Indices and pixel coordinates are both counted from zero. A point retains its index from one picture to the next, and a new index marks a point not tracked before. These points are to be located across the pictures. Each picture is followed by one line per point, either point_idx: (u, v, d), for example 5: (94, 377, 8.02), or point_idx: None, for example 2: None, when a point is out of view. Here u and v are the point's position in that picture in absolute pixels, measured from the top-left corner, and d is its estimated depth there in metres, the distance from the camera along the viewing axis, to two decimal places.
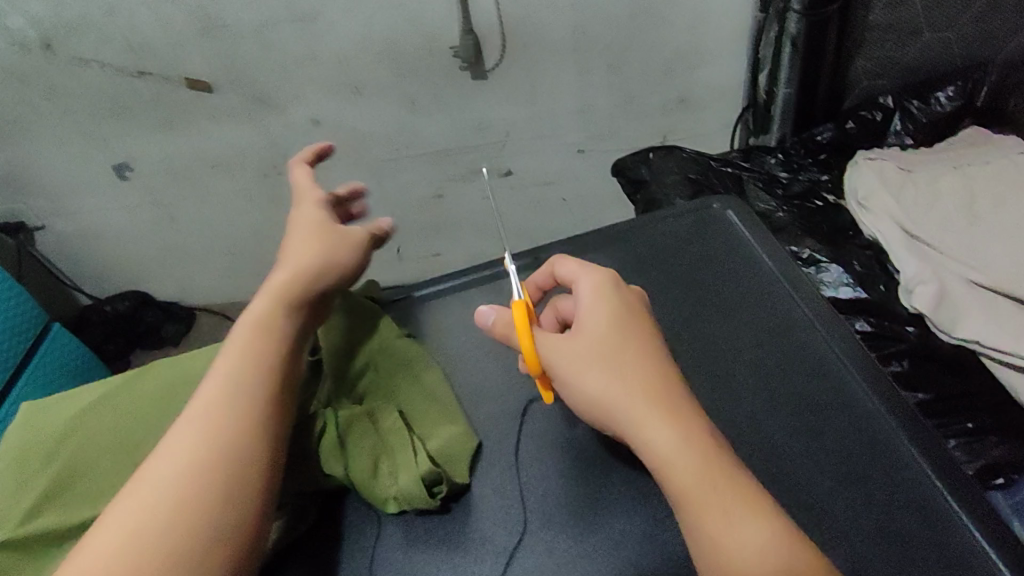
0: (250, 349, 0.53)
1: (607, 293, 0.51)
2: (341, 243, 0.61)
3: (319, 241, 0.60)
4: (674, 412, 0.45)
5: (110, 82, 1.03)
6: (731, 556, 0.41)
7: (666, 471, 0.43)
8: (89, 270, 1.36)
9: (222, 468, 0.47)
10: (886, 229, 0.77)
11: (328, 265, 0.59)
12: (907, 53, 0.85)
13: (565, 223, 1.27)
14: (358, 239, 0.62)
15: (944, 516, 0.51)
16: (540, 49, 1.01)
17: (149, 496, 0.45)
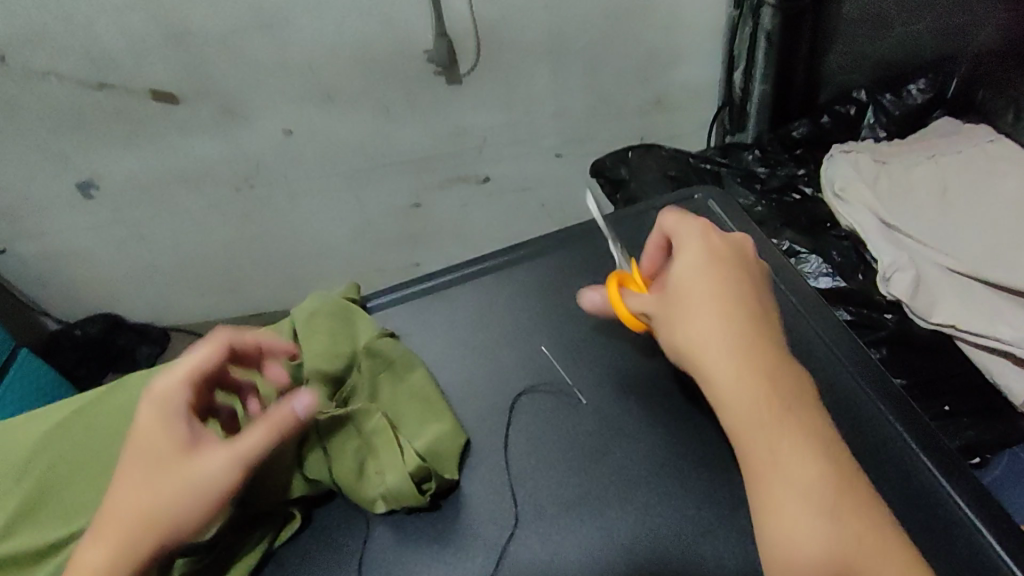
0: (159, 416, 0.47)
1: (712, 239, 0.50)
2: (189, 484, 0.45)
3: (162, 481, 0.45)
4: (756, 351, 0.44)
5: (71, 96, 0.99)
6: (783, 499, 0.40)
7: (729, 407, 0.42)
8: (54, 293, 1.31)
9: (188, 486, 0.45)
10: (863, 219, 0.77)
11: (162, 515, 0.45)
12: (879, 47, 0.86)
13: (545, 227, 1.27)
14: (212, 476, 0.45)
15: (927, 489, 0.52)
16: (512, 53, 1.00)
17: (119, 524, 0.44)
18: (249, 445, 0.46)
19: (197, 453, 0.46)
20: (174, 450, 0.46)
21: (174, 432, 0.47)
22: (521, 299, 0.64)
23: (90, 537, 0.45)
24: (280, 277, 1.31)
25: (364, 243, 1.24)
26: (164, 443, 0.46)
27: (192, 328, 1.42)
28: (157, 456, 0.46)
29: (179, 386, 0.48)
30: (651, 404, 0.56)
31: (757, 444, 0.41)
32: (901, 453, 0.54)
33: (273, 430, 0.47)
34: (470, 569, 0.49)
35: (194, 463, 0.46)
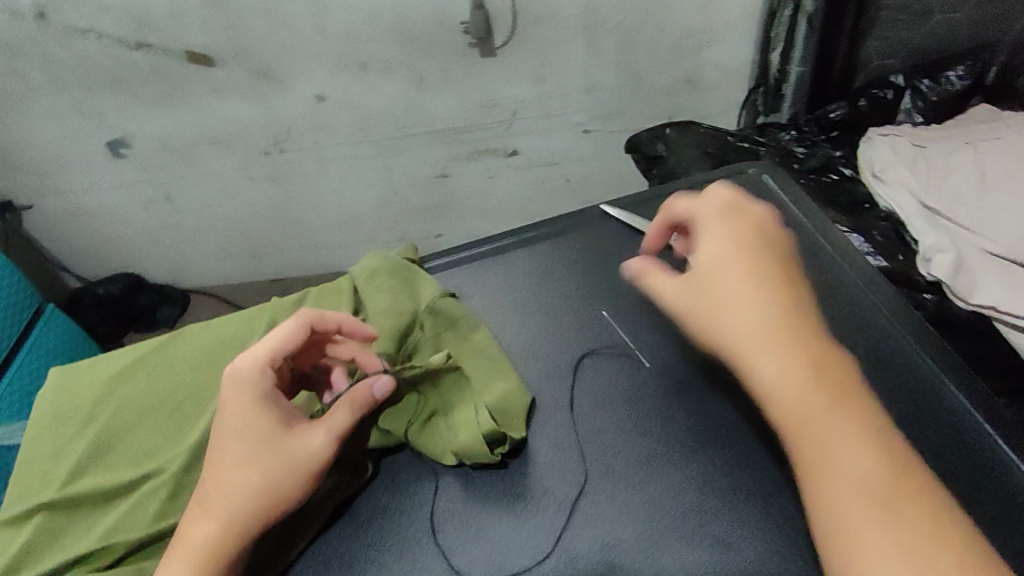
0: (246, 401, 0.49)
1: (737, 222, 0.50)
2: (288, 462, 0.48)
3: (262, 461, 0.48)
4: (804, 349, 0.43)
5: (107, 54, 0.98)
6: (844, 480, 0.39)
7: (775, 398, 0.42)
8: (83, 249, 1.33)
9: (291, 463, 0.48)
10: (903, 201, 0.80)
11: (267, 491, 0.48)
12: (917, 34, 0.87)
13: (570, 204, 1.24)
14: (309, 454, 0.49)
15: (991, 461, 0.51)
16: (550, 28, 0.95)
17: (226, 500, 0.47)
18: (339, 423, 0.50)
19: (290, 433, 0.50)
20: (267, 432, 0.49)
21: (264, 415, 0.49)
22: (581, 267, 0.66)
23: (195, 514, 0.47)
24: (305, 240, 1.32)
25: (390, 211, 1.25)
26: (258, 424, 0.49)
27: (215, 290, 1.45)
28: (252, 438, 0.49)
29: (262, 371, 0.50)
30: (709, 370, 0.58)
31: (815, 429, 0.41)
32: (964, 422, 0.53)
33: (357, 407, 0.51)
34: (539, 521, 0.51)
35: (290, 441, 0.49)
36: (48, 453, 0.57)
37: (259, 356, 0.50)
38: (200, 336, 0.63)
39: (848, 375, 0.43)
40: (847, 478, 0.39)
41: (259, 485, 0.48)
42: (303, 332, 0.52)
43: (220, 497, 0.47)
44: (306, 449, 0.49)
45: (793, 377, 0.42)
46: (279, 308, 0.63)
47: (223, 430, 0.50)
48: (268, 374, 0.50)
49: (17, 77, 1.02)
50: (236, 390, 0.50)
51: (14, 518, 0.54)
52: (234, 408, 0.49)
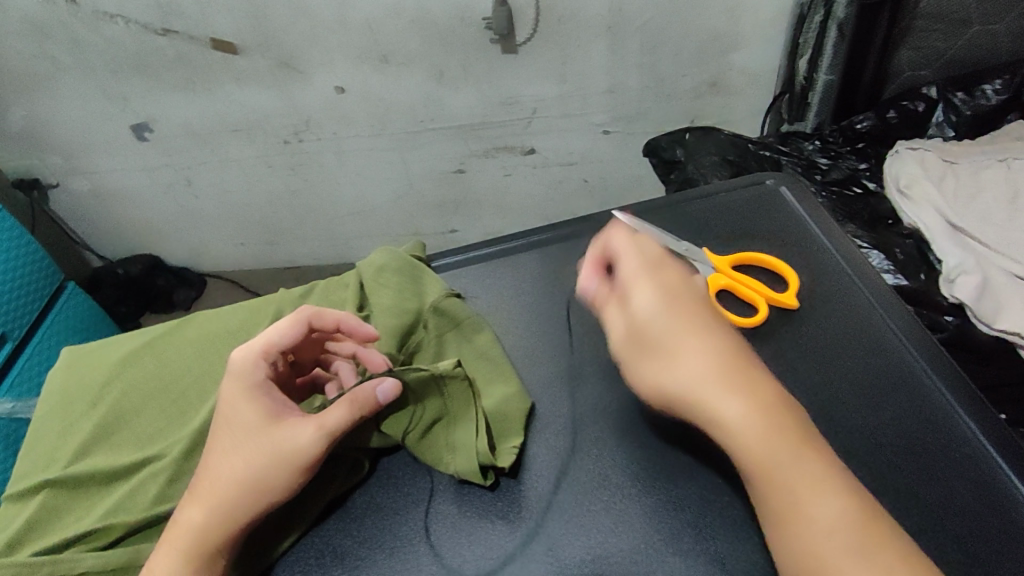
0: (238, 390, 0.49)
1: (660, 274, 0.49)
2: (274, 454, 0.47)
3: (251, 453, 0.47)
4: (757, 387, 0.43)
5: (133, 39, 0.99)
6: (811, 521, 0.40)
7: (738, 446, 0.42)
8: (105, 229, 1.35)
9: (280, 455, 0.47)
10: (928, 218, 0.77)
11: (254, 485, 0.46)
12: (953, 44, 0.84)
13: (588, 205, 1.23)
14: (295, 448, 0.47)
15: (1006, 492, 0.49)
16: (574, 27, 0.93)
17: (217, 488, 0.46)
18: (335, 419, 0.48)
19: (279, 425, 0.48)
20: (256, 425, 0.48)
21: (253, 407, 0.48)
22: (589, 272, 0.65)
23: (188, 500, 0.47)
24: (320, 229, 1.33)
25: (406, 205, 1.25)
26: (247, 416, 0.48)
27: (232, 275, 1.46)
28: (242, 431, 0.48)
29: (255, 366, 0.50)
30: None
31: (779, 476, 0.41)
32: (979, 452, 0.51)
33: (354, 405, 0.48)
34: (531, 527, 0.49)
35: (278, 433, 0.48)
36: (54, 431, 0.56)
37: (256, 348, 0.50)
38: (211, 321, 0.62)
39: (795, 411, 0.43)
40: (814, 522, 0.40)
41: (250, 476, 0.46)
42: (302, 327, 0.52)
43: (211, 484, 0.47)
44: (297, 443, 0.47)
45: (751, 428, 0.41)
46: (286, 300, 0.62)
47: (218, 425, 0.49)
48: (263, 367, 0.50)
49: (46, 58, 1.03)
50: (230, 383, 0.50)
51: (18, 495, 0.53)
52: (230, 394, 0.49)
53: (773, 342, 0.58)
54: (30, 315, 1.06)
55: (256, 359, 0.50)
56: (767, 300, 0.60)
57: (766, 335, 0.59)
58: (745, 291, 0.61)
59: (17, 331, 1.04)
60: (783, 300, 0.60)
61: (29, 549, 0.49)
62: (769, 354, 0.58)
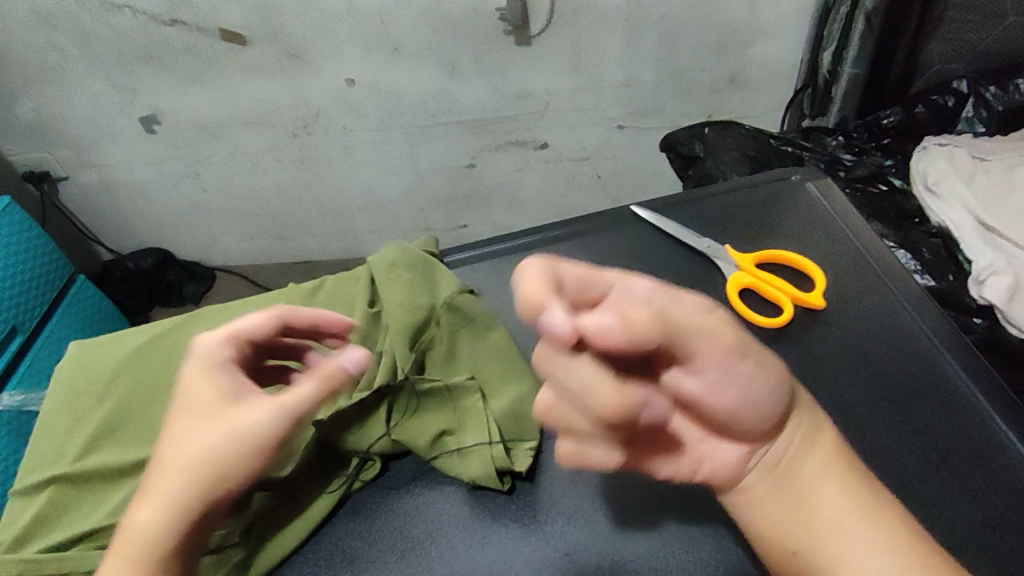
0: (194, 388, 0.42)
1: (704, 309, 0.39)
2: (231, 432, 0.40)
3: (207, 434, 0.40)
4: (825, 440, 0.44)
5: (141, 30, 0.98)
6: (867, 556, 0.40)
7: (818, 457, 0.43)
8: (114, 223, 1.34)
9: (235, 449, 0.40)
10: (956, 216, 0.75)
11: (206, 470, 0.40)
12: (987, 36, 0.80)
13: (602, 202, 1.21)
14: (255, 427, 0.40)
15: None
16: (590, 18, 0.91)
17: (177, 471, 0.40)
18: (299, 397, 0.40)
19: (244, 401, 0.41)
20: (215, 399, 0.41)
21: (214, 380, 0.42)
22: (607, 267, 0.63)
23: (140, 500, 0.41)
24: (330, 224, 1.31)
25: (416, 200, 1.23)
26: (204, 391, 0.42)
27: (240, 270, 1.46)
28: (210, 410, 0.41)
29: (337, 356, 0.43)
30: None
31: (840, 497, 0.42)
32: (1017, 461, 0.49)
33: (324, 381, 0.41)
34: (548, 531, 0.47)
35: (237, 410, 0.41)
36: (61, 425, 0.55)
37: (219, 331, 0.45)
38: (219, 317, 0.60)
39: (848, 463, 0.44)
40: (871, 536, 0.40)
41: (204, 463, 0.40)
42: (275, 323, 0.46)
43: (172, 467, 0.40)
44: (245, 435, 0.40)
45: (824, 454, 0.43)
46: (295, 295, 0.60)
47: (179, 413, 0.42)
48: (214, 345, 0.44)
49: (53, 50, 1.02)
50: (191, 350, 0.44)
51: (24, 491, 0.51)
52: (184, 397, 0.42)
53: (799, 343, 0.56)
54: (43, 307, 1.05)
55: (207, 367, 0.42)
56: (794, 301, 0.58)
57: (792, 337, 0.57)
58: (768, 289, 0.59)
59: (28, 323, 1.02)
60: (813, 302, 0.58)
61: (35, 546, 0.48)
62: (794, 356, 0.55)
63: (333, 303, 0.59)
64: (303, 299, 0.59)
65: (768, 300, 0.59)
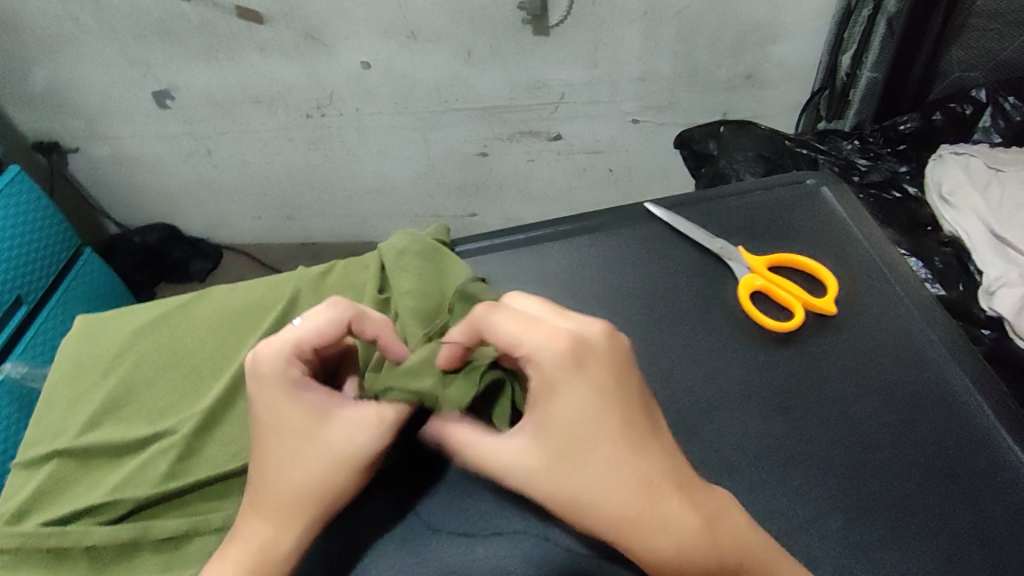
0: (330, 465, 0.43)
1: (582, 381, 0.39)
2: (336, 455, 0.43)
3: (313, 459, 0.43)
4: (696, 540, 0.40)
5: (156, 3, 0.97)
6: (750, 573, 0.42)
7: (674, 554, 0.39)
8: (123, 197, 1.35)
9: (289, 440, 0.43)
10: (969, 227, 0.75)
11: (313, 484, 0.43)
12: (1009, 46, 0.79)
13: (612, 196, 1.20)
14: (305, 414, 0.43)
15: None
16: (608, 9, 0.90)
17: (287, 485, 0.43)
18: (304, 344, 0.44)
19: (336, 421, 0.43)
20: (307, 432, 0.43)
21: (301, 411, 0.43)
22: (619, 261, 0.63)
23: (251, 513, 0.43)
24: (338, 206, 1.31)
25: (427, 186, 1.23)
26: (294, 420, 0.43)
27: (249, 250, 1.46)
28: (271, 435, 0.43)
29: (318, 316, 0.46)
30: (748, 388, 0.54)
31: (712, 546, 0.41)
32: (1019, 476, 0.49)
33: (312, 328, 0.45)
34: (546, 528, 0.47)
35: (325, 432, 0.43)
36: (66, 399, 0.55)
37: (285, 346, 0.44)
38: (225, 297, 0.60)
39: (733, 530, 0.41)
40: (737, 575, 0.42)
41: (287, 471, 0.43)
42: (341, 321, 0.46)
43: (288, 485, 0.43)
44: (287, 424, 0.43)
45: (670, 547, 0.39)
46: (305, 278, 0.59)
47: (259, 426, 0.44)
48: (287, 370, 0.43)
49: (69, 20, 1.02)
50: (262, 379, 0.43)
51: (27, 462, 0.52)
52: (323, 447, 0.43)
53: (809, 353, 0.56)
54: (47, 279, 1.06)
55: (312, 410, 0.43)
56: (805, 308, 0.58)
57: (800, 345, 0.56)
58: (780, 293, 0.59)
59: (33, 294, 1.03)
60: (824, 307, 0.58)
61: (35, 519, 0.48)
62: (800, 365, 0.55)
63: (344, 289, 0.59)
64: (313, 282, 0.59)
65: (780, 304, 0.59)
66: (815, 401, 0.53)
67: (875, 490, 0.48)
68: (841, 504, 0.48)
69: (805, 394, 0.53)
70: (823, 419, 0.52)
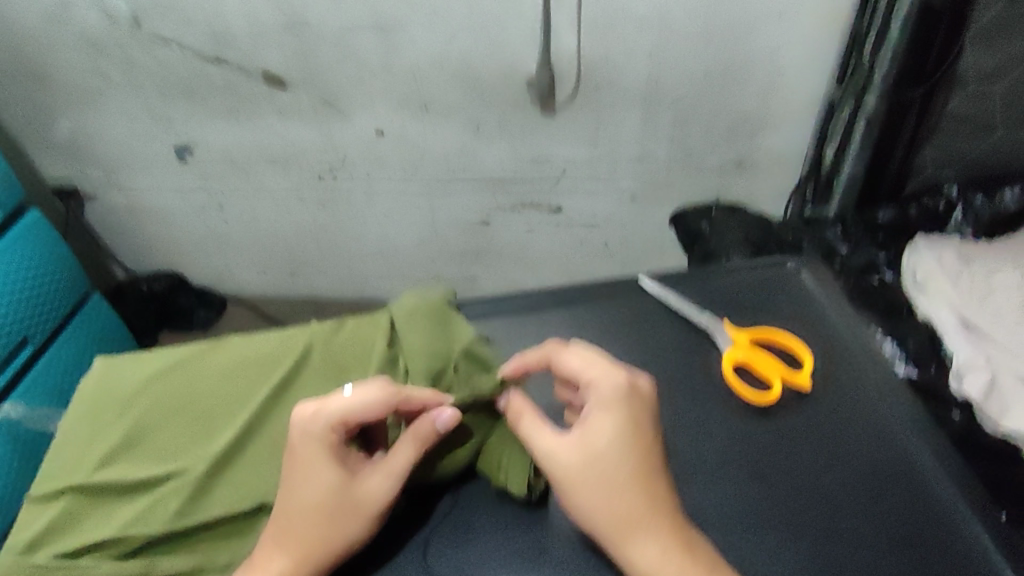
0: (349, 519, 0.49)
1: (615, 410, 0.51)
2: (357, 511, 0.49)
3: (336, 515, 0.49)
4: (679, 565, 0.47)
5: (189, 66, 1.04)
6: None
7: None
8: (133, 245, 1.39)
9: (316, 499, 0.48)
10: (942, 313, 0.78)
11: (333, 535, 0.48)
12: (977, 147, 0.86)
13: (607, 267, 1.25)
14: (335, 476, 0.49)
15: None
16: (609, 94, 0.97)
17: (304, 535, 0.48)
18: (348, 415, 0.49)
19: (362, 484, 0.49)
20: (334, 491, 0.49)
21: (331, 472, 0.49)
22: (613, 330, 0.67)
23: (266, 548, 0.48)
24: (342, 264, 1.35)
25: (429, 249, 1.28)
26: (322, 480, 0.49)
27: (251, 302, 1.49)
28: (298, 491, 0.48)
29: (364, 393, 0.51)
30: (728, 456, 0.56)
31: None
32: (978, 549, 0.51)
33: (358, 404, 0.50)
34: None
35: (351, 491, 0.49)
36: (81, 437, 0.57)
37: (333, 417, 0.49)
38: (238, 345, 0.62)
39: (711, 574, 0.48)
40: None
41: (309, 524, 0.48)
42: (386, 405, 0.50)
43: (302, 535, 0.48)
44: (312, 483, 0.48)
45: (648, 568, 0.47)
46: (315, 333, 0.62)
47: (287, 484, 0.49)
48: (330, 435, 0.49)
49: (103, 76, 1.08)
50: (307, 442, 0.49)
51: (40, 497, 0.54)
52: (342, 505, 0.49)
53: (783, 422, 0.59)
54: (54, 321, 1.08)
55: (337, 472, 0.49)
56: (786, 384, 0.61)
57: (776, 414, 0.59)
58: (762, 367, 0.62)
59: (39, 335, 1.05)
60: (801, 381, 0.61)
61: (44, 554, 0.50)
62: (776, 434, 0.58)
63: (350, 345, 0.61)
64: (323, 336, 0.62)
65: (762, 379, 0.62)
66: (789, 468, 0.55)
67: (843, 556, 0.51)
68: (812, 568, 0.50)
69: (780, 462, 0.56)
70: (796, 486, 0.54)
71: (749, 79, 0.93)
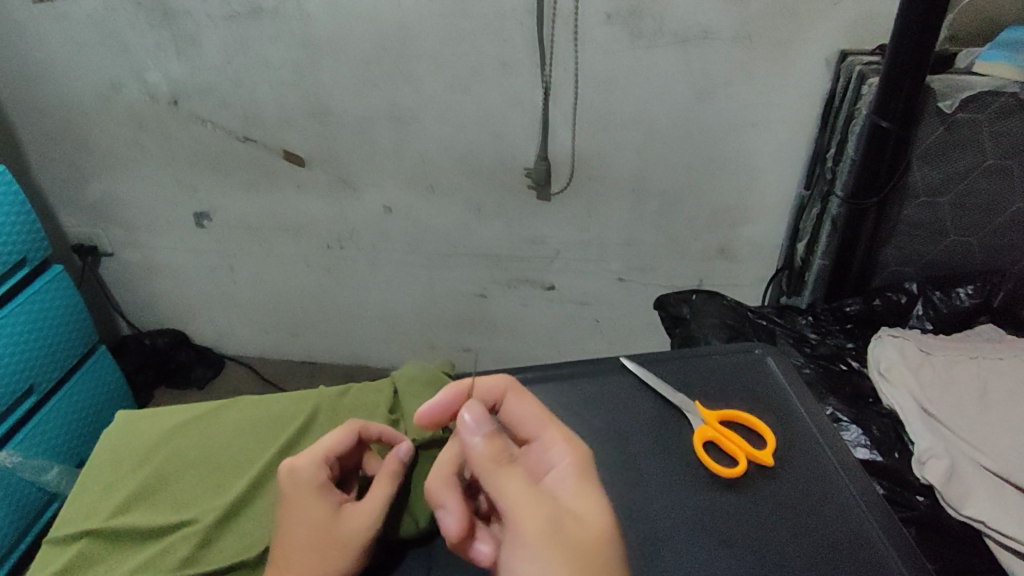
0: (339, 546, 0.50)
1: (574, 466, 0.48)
2: (346, 539, 0.50)
3: (325, 545, 0.50)
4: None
5: (216, 141, 1.13)
6: None
7: None
8: (143, 301, 1.45)
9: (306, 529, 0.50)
10: (903, 402, 0.82)
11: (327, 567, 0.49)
12: (932, 249, 0.94)
13: (598, 343, 1.30)
14: (325, 507, 0.51)
15: None
16: (600, 185, 1.06)
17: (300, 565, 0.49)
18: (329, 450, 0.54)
19: (348, 514, 0.51)
20: (325, 521, 0.51)
21: (322, 503, 0.52)
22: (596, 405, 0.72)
23: None
24: (342, 329, 1.41)
25: (427, 318, 1.34)
26: (310, 512, 0.51)
27: (250, 362, 1.53)
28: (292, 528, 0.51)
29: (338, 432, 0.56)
30: (696, 527, 0.60)
31: None
32: None
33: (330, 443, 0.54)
34: None
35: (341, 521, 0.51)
36: (100, 483, 0.61)
37: (315, 456, 0.53)
38: (253, 405, 0.67)
39: None
40: None
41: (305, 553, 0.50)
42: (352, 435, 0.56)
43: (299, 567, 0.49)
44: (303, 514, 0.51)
45: None
46: (325, 395, 0.68)
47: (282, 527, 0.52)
48: (316, 471, 0.53)
49: (136, 146, 1.17)
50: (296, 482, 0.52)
51: (59, 539, 0.58)
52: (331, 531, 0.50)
53: (745, 495, 0.63)
54: (61, 370, 1.12)
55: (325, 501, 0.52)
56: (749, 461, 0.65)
57: (740, 488, 0.64)
58: (729, 443, 0.66)
59: (44, 384, 1.09)
60: (765, 460, 0.65)
61: None
62: (739, 507, 0.62)
63: (355, 407, 0.66)
64: (331, 399, 0.67)
65: (729, 455, 0.66)
66: (750, 540, 0.59)
67: None
68: None
69: (742, 533, 0.60)
70: (756, 556, 0.58)
71: (728, 177, 1.02)
